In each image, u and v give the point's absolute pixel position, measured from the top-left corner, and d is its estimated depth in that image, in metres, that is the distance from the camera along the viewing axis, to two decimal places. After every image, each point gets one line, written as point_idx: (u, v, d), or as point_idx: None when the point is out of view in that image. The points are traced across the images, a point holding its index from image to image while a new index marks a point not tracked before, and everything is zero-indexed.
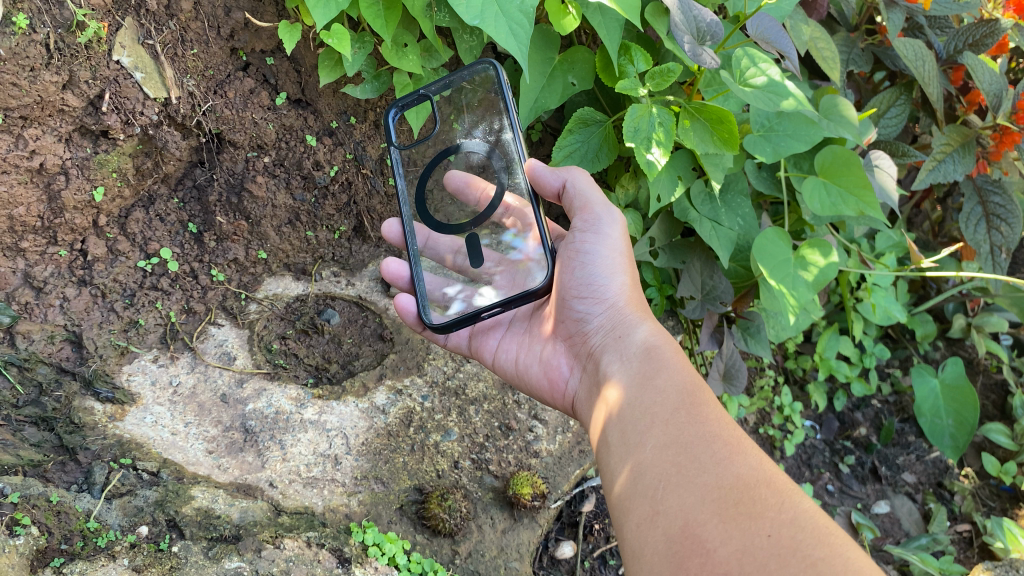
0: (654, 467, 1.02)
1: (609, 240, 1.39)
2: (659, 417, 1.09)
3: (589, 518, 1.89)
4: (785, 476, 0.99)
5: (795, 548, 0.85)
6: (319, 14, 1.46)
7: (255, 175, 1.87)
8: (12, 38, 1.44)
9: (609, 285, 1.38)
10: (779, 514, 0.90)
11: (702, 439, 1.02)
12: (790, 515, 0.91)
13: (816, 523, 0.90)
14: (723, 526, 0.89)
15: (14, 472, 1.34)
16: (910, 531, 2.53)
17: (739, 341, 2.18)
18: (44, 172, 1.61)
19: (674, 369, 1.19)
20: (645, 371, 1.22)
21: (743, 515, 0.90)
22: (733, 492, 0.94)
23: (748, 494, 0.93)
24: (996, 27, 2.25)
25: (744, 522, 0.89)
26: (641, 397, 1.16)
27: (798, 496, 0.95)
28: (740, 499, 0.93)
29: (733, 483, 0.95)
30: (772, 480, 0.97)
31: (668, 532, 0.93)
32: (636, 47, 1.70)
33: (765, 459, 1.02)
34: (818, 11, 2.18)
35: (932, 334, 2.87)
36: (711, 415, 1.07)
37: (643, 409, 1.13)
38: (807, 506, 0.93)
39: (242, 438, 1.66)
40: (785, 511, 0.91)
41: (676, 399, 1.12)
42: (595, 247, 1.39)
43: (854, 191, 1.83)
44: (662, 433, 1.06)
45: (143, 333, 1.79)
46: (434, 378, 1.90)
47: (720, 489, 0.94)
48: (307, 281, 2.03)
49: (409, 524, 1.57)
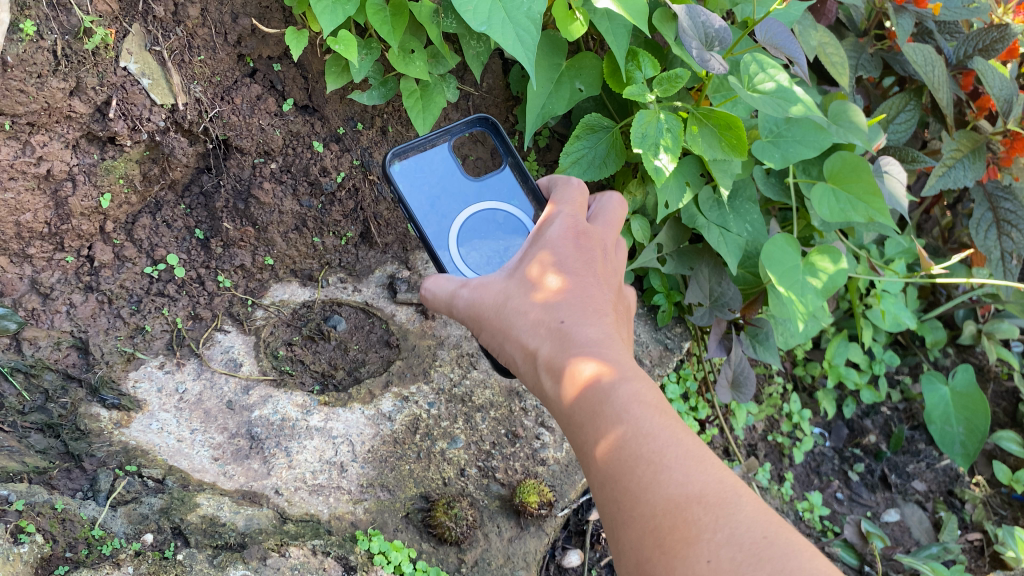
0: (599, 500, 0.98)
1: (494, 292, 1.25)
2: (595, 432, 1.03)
3: (596, 526, 1.87)
4: (731, 479, 0.94)
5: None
6: (326, 20, 1.47)
7: (262, 182, 1.87)
8: (20, 45, 1.44)
9: None
10: (716, 537, 0.86)
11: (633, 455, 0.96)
12: (726, 534, 0.86)
13: (755, 537, 0.86)
14: (663, 561, 0.87)
15: (20, 479, 1.34)
16: (920, 540, 2.50)
17: (747, 349, 2.15)
18: (51, 178, 1.61)
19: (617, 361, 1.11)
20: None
21: (677, 546, 0.87)
22: (666, 521, 0.89)
23: (681, 519, 0.89)
24: (1006, 33, 2.23)
25: (680, 554, 0.86)
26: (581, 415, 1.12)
27: (737, 504, 0.90)
28: (675, 525, 0.88)
29: (666, 509, 0.90)
30: (704, 493, 0.91)
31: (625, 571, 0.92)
32: (643, 53, 1.69)
33: (711, 459, 0.96)
34: (826, 16, 2.17)
35: (942, 341, 2.85)
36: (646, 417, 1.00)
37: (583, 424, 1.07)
38: (745, 515, 0.88)
39: (248, 445, 1.65)
40: (720, 531, 0.87)
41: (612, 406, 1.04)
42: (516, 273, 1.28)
43: (864, 197, 1.82)
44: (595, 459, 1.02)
45: (149, 339, 1.79)
46: (440, 385, 1.89)
47: (654, 519, 0.90)
48: (314, 287, 2.03)
49: (416, 532, 1.56)
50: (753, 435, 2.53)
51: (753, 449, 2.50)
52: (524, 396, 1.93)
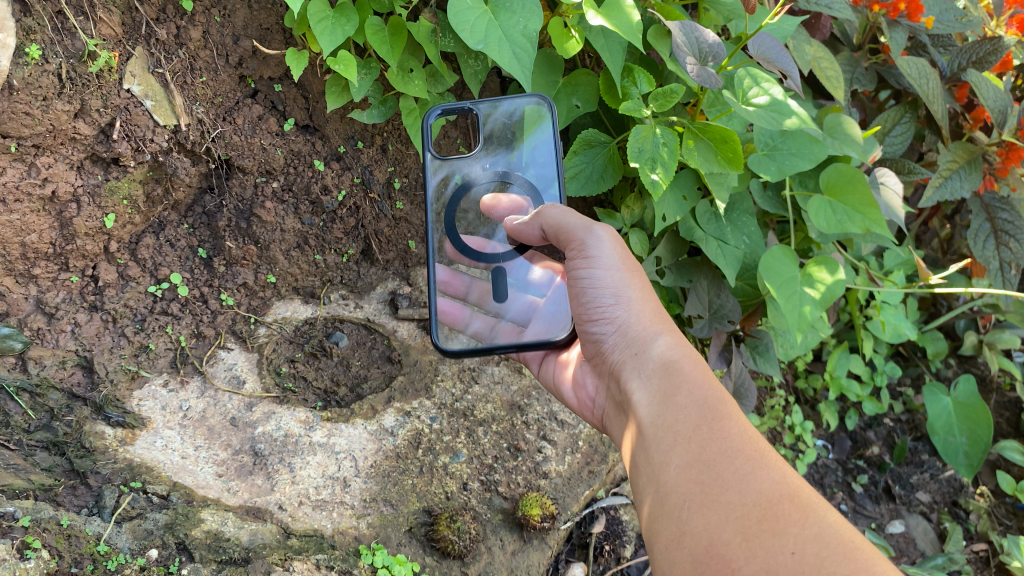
0: (677, 487, 1.01)
1: (604, 260, 1.36)
2: (681, 433, 1.07)
3: (599, 539, 1.87)
4: (809, 488, 0.98)
5: (819, 567, 0.86)
6: (326, 41, 1.50)
7: (264, 201, 1.89)
8: (25, 68, 1.47)
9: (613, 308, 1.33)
10: (803, 531, 0.90)
11: (725, 454, 1.01)
12: (814, 530, 0.90)
13: (841, 536, 0.90)
14: (746, 545, 0.90)
15: (26, 496, 1.35)
16: (926, 551, 2.50)
17: (748, 360, 2.17)
18: (57, 200, 1.64)
19: (694, 383, 1.14)
20: (666, 389, 1.16)
21: (766, 533, 0.90)
22: (754, 510, 0.93)
23: (770, 511, 0.93)
24: (999, 45, 2.27)
25: (768, 541, 0.90)
26: (662, 415, 1.12)
27: (825, 509, 0.94)
28: (763, 516, 0.92)
29: (757, 501, 0.94)
30: (796, 493, 0.96)
31: (694, 555, 0.93)
32: (638, 69, 1.73)
33: (791, 471, 1.01)
34: (821, 31, 2.21)
35: (944, 352, 2.85)
36: (734, 429, 1.05)
37: (664, 426, 1.10)
38: (833, 520, 0.93)
39: (251, 461, 1.66)
40: (808, 528, 0.91)
41: (698, 412, 1.09)
42: (595, 271, 1.36)
43: (860, 209, 1.83)
44: (685, 451, 1.04)
45: (153, 357, 1.80)
46: (442, 400, 1.90)
47: (743, 507, 0.94)
48: (316, 304, 2.04)
49: (419, 546, 1.56)
50: None
51: None
52: (526, 410, 1.95)
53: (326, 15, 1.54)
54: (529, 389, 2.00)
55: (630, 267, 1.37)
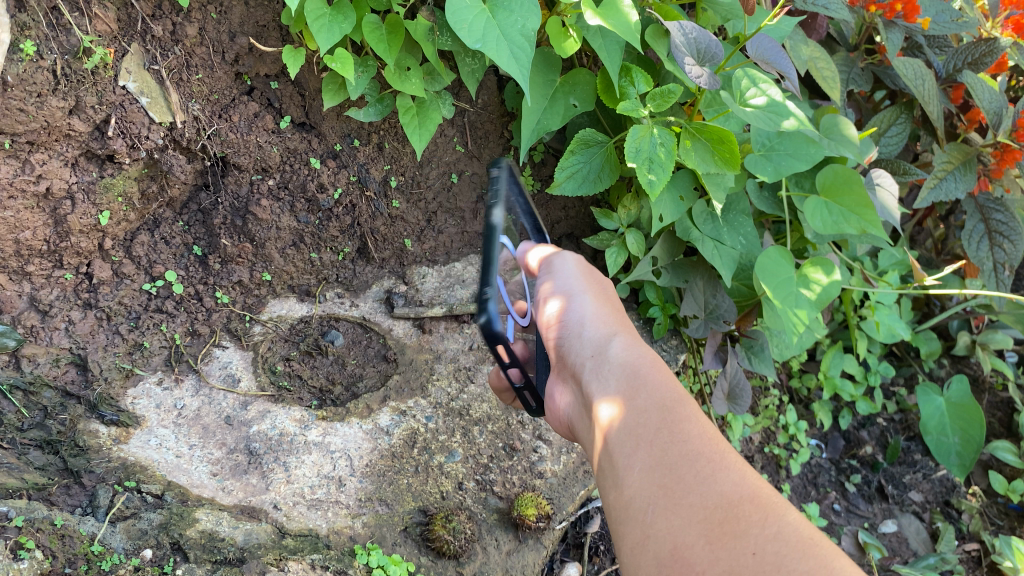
0: (641, 491, 0.99)
1: (566, 271, 1.41)
2: (643, 436, 1.06)
3: (594, 539, 1.88)
4: (771, 488, 0.98)
5: (780, 565, 0.85)
6: (323, 39, 1.50)
7: (259, 199, 1.88)
8: (20, 65, 1.46)
9: (571, 308, 1.35)
10: (764, 531, 0.90)
11: (687, 457, 1.01)
12: (775, 529, 0.90)
13: (802, 534, 0.90)
14: (710, 548, 0.89)
15: (19, 496, 1.34)
16: (918, 551, 2.50)
17: (743, 360, 2.17)
18: (51, 197, 1.63)
19: (655, 386, 1.14)
20: (625, 391, 1.16)
21: (728, 535, 0.90)
22: (717, 512, 0.93)
23: (734, 512, 0.92)
24: (994, 46, 2.25)
25: (730, 543, 0.89)
26: (621, 419, 1.12)
27: (784, 507, 0.94)
28: (725, 518, 0.91)
29: (719, 503, 0.94)
30: (757, 494, 0.95)
31: (660, 560, 0.92)
32: (636, 69, 1.72)
33: (752, 471, 1.00)
34: (817, 31, 2.20)
35: (938, 352, 2.83)
36: (694, 431, 1.05)
37: (625, 430, 1.09)
38: (794, 518, 0.92)
39: (246, 461, 1.66)
40: (769, 527, 0.90)
41: (659, 416, 1.08)
42: (554, 280, 1.40)
43: (856, 210, 1.83)
44: (647, 454, 1.03)
45: (148, 356, 1.80)
46: (437, 400, 1.89)
47: (705, 510, 0.93)
48: (311, 303, 2.04)
49: (414, 546, 1.55)
50: (750, 446, 2.54)
51: (750, 460, 2.49)
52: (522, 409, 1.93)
53: (323, 12, 1.53)
54: None
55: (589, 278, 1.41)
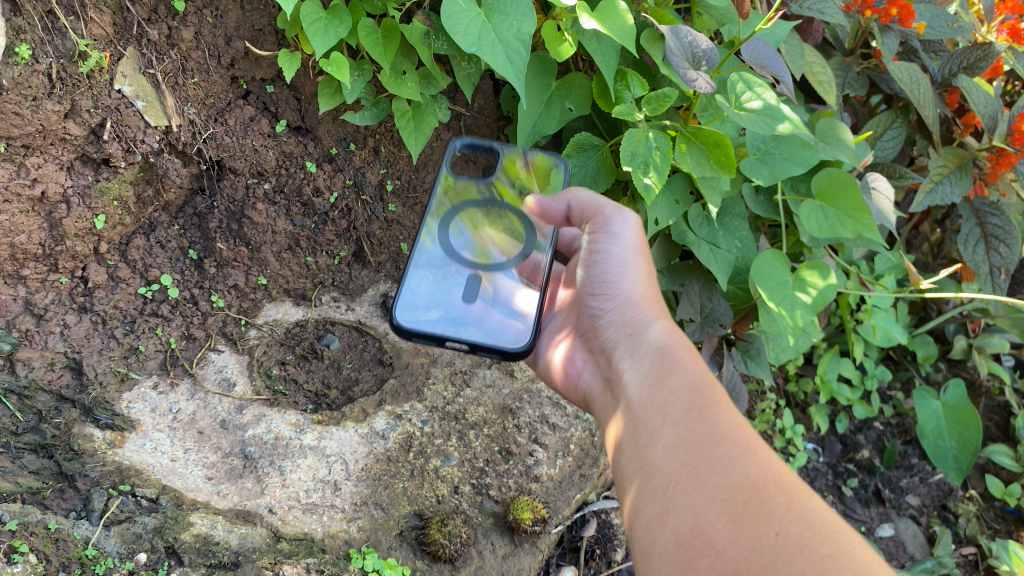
0: (664, 467, 1.00)
1: (623, 237, 1.37)
2: (671, 417, 1.07)
3: (591, 543, 1.86)
4: (794, 474, 0.98)
5: (801, 548, 0.85)
6: (318, 42, 1.50)
7: (255, 203, 1.90)
8: (15, 68, 1.46)
9: (620, 282, 1.35)
10: (787, 513, 0.90)
11: (715, 438, 1.01)
12: (798, 513, 0.90)
13: (825, 520, 0.90)
14: (730, 527, 0.89)
15: (13, 500, 1.35)
16: (915, 555, 2.49)
17: (738, 363, 2.16)
18: (46, 201, 1.63)
19: (687, 368, 1.15)
20: (657, 371, 1.17)
21: (751, 514, 0.90)
22: (738, 491, 0.93)
23: (757, 494, 0.92)
24: (990, 51, 2.27)
25: (752, 523, 0.89)
26: (654, 397, 1.13)
27: (808, 494, 0.94)
28: (748, 499, 0.92)
29: (743, 485, 0.94)
30: (781, 479, 0.95)
31: (677, 536, 0.92)
32: (632, 73, 1.72)
33: (777, 457, 1.00)
34: (813, 36, 2.21)
35: (933, 356, 2.84)
36: (723, 414, 1.05)
37: (655, 408, 1.10)
38: (816, 505, 0.92)
39: (241, 465, 1.65)
40: (792, 511, 0.90)
41: (689, 397, 1.09)
42: (608, 245, 1.38)
43: (852, 213, 1.83)
44: (674, 433, 1.04)
45: (143, 359, 1.79)
46: (434, 403, 1.89)
47: (730, 490, 0.93)
48: (308, 306, 2.04)
49: (409, 550, 1.54)
50: None
51: None
52: (517, 414, 1.93)
53: (319, 16, 1.54)
54: (521, 393, 1.98)
55: (641, 250, 1.39)
